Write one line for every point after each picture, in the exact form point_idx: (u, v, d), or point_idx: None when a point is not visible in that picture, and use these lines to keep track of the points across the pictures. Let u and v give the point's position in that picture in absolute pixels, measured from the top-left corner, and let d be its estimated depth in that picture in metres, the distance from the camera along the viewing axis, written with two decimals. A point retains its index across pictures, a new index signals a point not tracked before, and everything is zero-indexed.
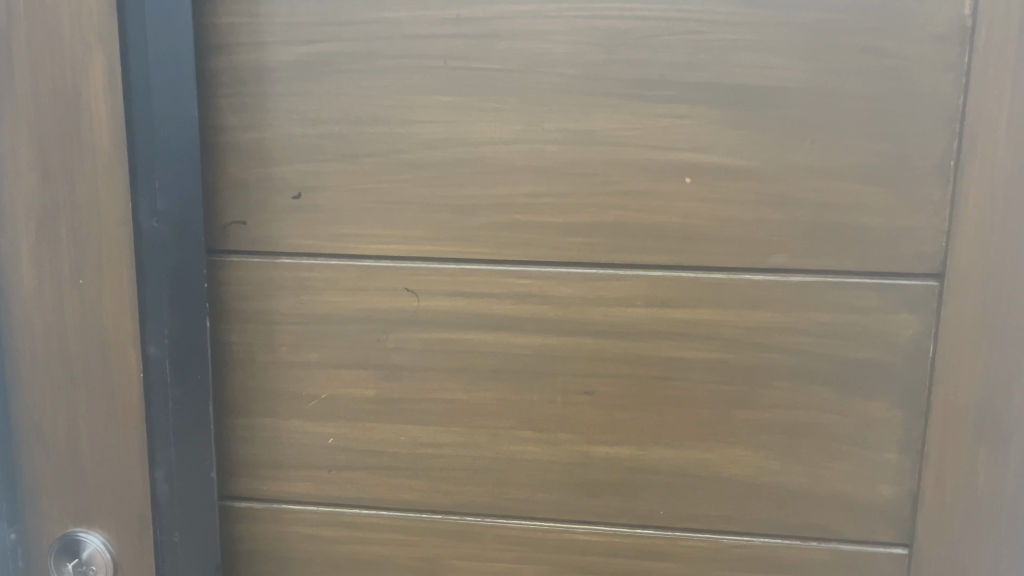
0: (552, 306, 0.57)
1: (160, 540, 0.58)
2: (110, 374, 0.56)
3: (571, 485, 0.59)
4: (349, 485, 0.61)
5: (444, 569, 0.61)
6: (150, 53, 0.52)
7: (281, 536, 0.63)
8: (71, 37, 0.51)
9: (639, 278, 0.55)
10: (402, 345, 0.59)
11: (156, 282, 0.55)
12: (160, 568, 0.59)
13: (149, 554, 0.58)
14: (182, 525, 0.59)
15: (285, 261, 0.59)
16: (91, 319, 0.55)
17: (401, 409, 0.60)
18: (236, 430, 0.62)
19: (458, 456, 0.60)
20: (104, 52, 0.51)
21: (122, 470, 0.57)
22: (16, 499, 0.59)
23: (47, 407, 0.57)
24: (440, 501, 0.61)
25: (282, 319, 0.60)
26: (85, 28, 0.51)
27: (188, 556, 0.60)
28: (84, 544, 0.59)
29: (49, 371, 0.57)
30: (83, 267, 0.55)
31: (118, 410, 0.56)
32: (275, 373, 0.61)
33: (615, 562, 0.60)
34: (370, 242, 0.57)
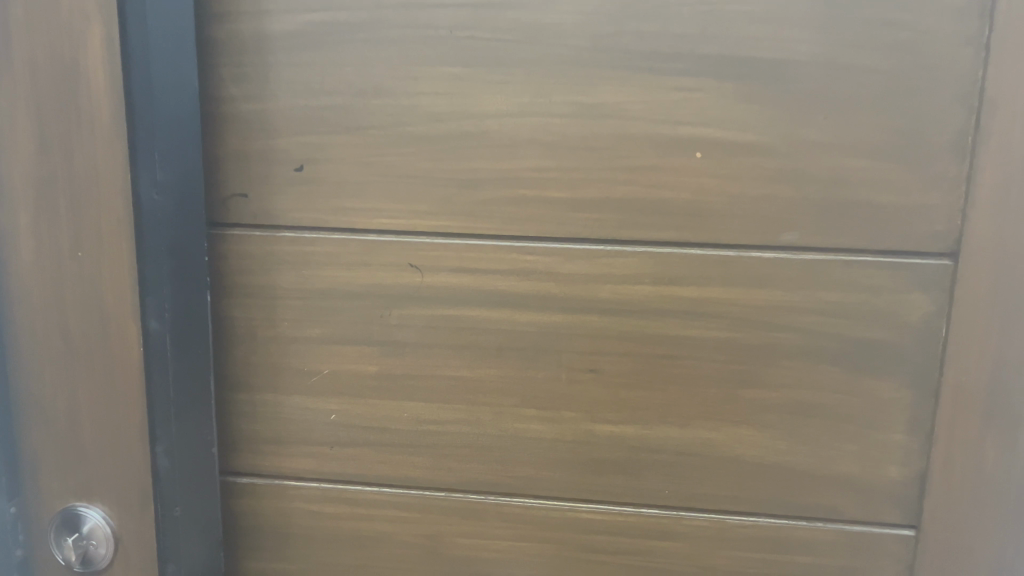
0: (558, 283, 0.56)
1: (163, 517, 0.58)
2: (111, 350, 0.55)
3: (574, 463, 0.59)
4: (351, 462, 0.61)
5: (447, 547, 0.61)
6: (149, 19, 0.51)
7: (283, 512, 0.63)
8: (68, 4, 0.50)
9: (647, 255, 0.55)
10: (406, 321, 0.58)
11: (157, 255, 0.54)
12: (163, 545, 0.58)
13: (152, 530, 0.57)
14: (185, 500, 0.59)
15: (287, 235, 0.58)
16: (91, 293, 0.55)
17: (403, 385, 0.59)
18: (237, 405, 0.61)
19: (461, 433, 0.59)
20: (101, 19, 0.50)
21: (123, 445, 0.57)
22: (17, 472, 0.59)
23: (46, 381, 0.57)
24: (443, 478, 0.60)
25: (283, 294, 0.59)
26: None
27: (191, 530, 0.60)
28: (84, 518, 0.59)
29: (49, 345, 0.56)
30: (83, 239, 0.54)
31: (117, 385, 0.56)
32: (277, 348, 0.60)
33: (619, 541, 0.59)
34: (374, 216, 0.57)
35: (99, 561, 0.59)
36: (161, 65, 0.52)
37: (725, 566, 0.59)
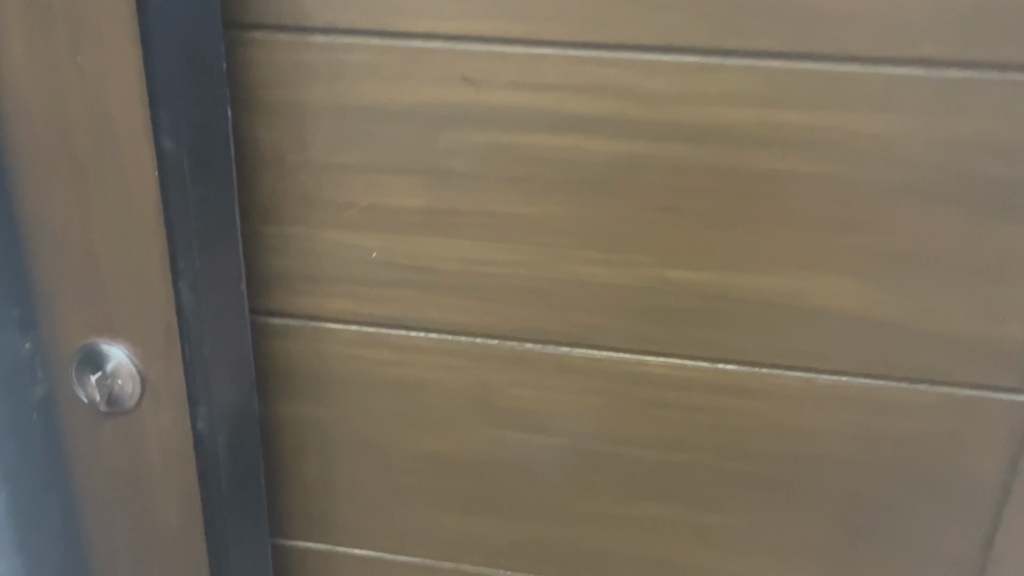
0: (638, 106, 0.48)
1: (191, 356, 0.53)
2: (121, 172, 0.48)
3: (644, 312, 0.53)
4: (393, 305, 0.55)
5: (500, 398, 0.57)
6: None
7: (320, 357, 0.58)
8: None
9: (746, 72, 0.46)
10: (454, 147, 0.50)
11: (168, 60, 0.46)
12: (192, 384, 0.54)
13: (180, 370, 0.53)
14: (214, 340, 0.54)
15: (317, 40, 0.49)
16: (98, 106, 0.47)
17: (451, 221, 0.52)
18: (265, 238, 0.55)
19: (517, 277, 0.53)
20: None
21: (144, 278, 0.50)
22: (30, 304, 0.52)
23: (52, 203, 0.49)
24: (497, 326, 0.54)
25: (314, 112, 0.51)
26: None
27: (223, 370, 0.56)
28: (106, 356, 0.52)
29: (53, 161, 0.48)
30: (80, 34, 0.45)
31: (134, 210, 0.49)
32: (308, 176, 0.53)
33: (690, 396, 0.55)
34: (421, 18, 0.48)
35: (128, 402, 0.53)
36: None
37: (805, 424, 0.55)
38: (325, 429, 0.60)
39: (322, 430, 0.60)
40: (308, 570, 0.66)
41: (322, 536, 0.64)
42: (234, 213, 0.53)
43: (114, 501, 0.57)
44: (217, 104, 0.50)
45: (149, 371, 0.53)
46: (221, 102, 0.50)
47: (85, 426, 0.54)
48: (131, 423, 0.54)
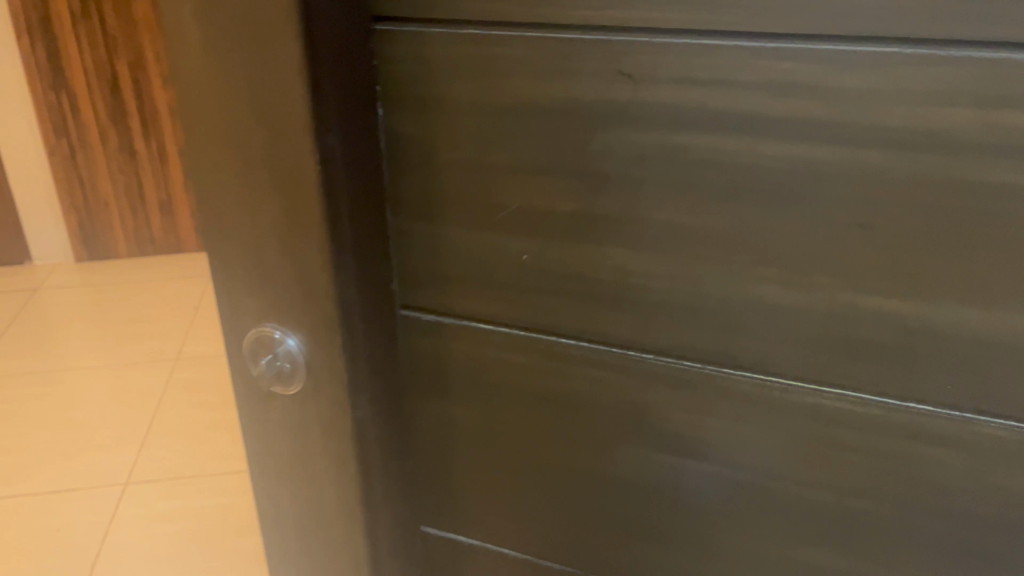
0: (827, 107, 0.40)
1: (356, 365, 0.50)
2: (292, 168, 0.43)
3: (820, 339, 0.47)
4: (543, 313, 0.51)
5: (657, 418, 0.52)
6: None
7: (473, 360, 0.54)
8: None
9: (970, 69, 0.37)
10: (610, 148, 0.45)
11: (325, 87, 0.43)
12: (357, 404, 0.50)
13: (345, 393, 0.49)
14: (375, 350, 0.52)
15: (468, 33, 0.45)
16: (286, 112, 0.42)
17: (609, 229, 0.47)
18: (413, 235, 0.52)
19: (678, 293, 0.48)
20: None
21: (316, 304, 0.47)
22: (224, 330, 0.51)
23: (229, 223, 0.46)
24: (653, 341, 0.50)
25: (464, 108, 0.47)
26: None
27: (380, 371, 0.54)
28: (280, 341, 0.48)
29: (230, 177, 0.45)
30: (250, 28, 0.41)
31: (302, 236, 0.45)
32: (459, 174, 0.49)
33: (868, 438, 0.48)
34: (578, 5, 0.42)
35: (297, 378, 0.49)
36: None
37: (1016, 487, 0.47)
38: (476, 434, 0.57)
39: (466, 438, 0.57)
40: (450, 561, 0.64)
41: (470, 532, 0.62)
42: (388, 224, 0.52)
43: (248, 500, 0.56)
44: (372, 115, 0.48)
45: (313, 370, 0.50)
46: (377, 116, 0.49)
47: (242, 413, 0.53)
48: (307, 430, 0.51)
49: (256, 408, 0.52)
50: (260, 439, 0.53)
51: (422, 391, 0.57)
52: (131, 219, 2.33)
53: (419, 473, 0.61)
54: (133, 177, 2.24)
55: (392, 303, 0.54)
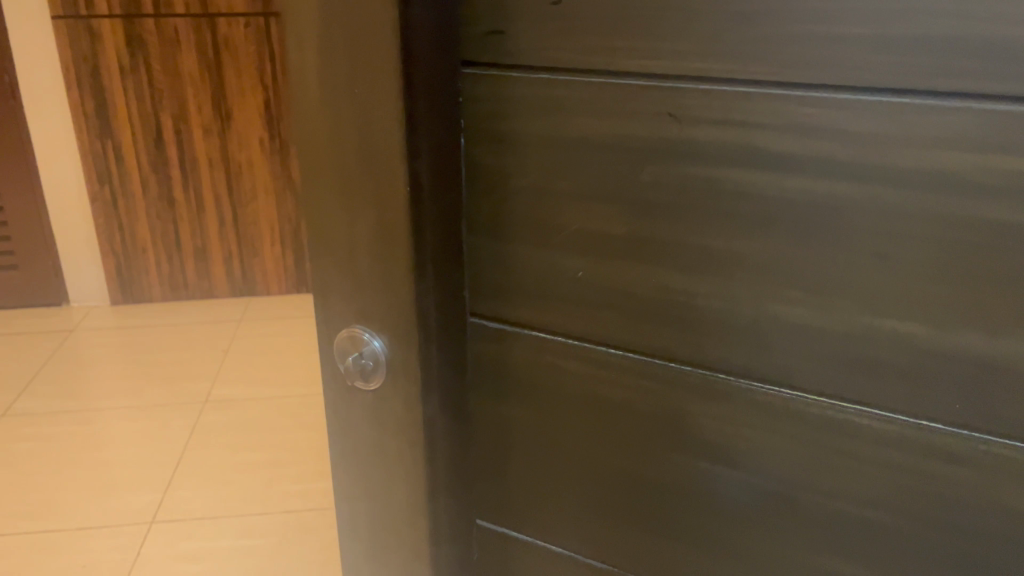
0: (846, 148, 0.47)
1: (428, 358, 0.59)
2: (390, 195, 0.53)
3: (839, 358, 0.52)
4: (594, 324, 0.58)
5: (690, 424, 0.58)
6: None
7: (532, 364, 0.62)
8: None
9: (966, 115, 0.43)
10: (659, 178, 0.52)
11: (419, 126, 0.53)
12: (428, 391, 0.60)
13: (416, 382, 0.58)
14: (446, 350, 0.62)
15: (541, 77, 0.54)
16: (385, 145, 0.52)
17: (653, 250, 0.54)
18: (487, 251, 0.61)
19: (713, 309, 0.54)
20: None
21: (397, 303, 0.56)
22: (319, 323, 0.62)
23: (334, 230, 0.57)
24: (687, 352, 0.56)
25: (535, 141, 0.55)
26: None
27: (450, 367, 0.63)
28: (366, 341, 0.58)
29: (338, 194, 0.56)
30: (360, 75, 0.51)
31: (392, 246, 0.55)
32: (527, 199, 0.57)
33: (885, 453, 0.53)
34: (633, 56, 0.50)
35: (378, 373, 0.59)
36: None
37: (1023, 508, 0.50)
38: (530, 432, 0.65)
39: (519, 435, 0.65)
40: (507, 552, 0.71)
41: (523, 526, 0.69)
42: (464, 242, 0.61)
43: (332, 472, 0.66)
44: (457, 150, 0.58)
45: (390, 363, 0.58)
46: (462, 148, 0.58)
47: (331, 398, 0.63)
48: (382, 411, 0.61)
49: (345, 394, 0.62)
50: (343, 420, 0.63)
51: (487, 389, 0.65)
52: (165, 264, 2.41)
53: (483, 466, 0.69)
54: (186, 225, 2.35)
55: (463, 311, 0.63)
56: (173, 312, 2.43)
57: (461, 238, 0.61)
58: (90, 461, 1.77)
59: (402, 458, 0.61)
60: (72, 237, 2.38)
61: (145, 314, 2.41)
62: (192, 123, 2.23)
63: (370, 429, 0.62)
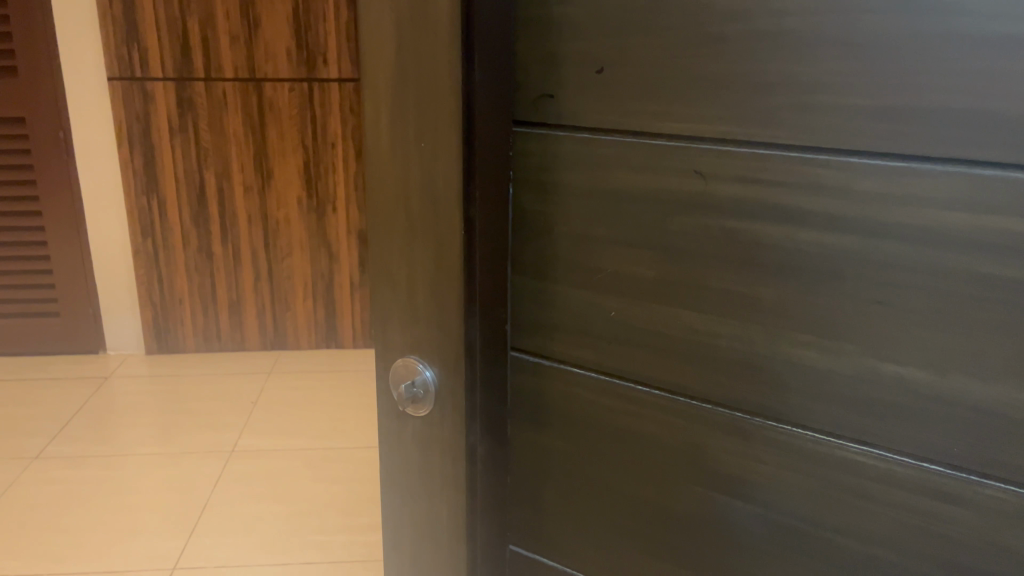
0: (853, 206, 0.52)
1: (473, 388, 0.65)
2: (448, 239, 0.60)
3: (847, 399, 0.56)
4: (625, 360, 0.64)
5: (710, 459, 0.63)
6: None
7: (569, 395, 0.68)
8: None
9: (959, 179, 0.49)
10: (686, 229, 0.59)
11: (475, 179, 0.60)
12: (471, 420, 0.65)
13: (459, 410, 0.64)
14: (489, 381, 0.68)
15: (584, 137, 0.61)
16: (444, 195, 0.59)
17: (680, 294, 0.60)
18: (531, 291, 0.67)
19: (733, 349, 0.59)
20: None
21: (447, 336, 0.63)
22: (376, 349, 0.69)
23: (394, 266, 0.64)
24: (708, 389, 0.61)
25: (578, 193, 0.62)
26: None
27: (492, 396, 0.68)
28: (418, 370, 0.65)
29: (399, 236, 0.63)
30: (425, 132, 0.59)
31: (444, 284, 0.61)
32: (569, 244, 0.64)
33: (891, 492, 0.56)
34: (665, 119, 0.57)
35: (429, 400, 0.65)
36: None
37: (1020, 548, 0.53)
38: (564, 460, 0.70)
39: (552, 463, 0.71)
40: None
41: (554, 552, 0.74)
42: (509, 280, 0.68)
43: (384, 490, 0.72)
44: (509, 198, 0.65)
45: (437, 388, 0.65)
46: (510, 196, 0.65)
47: (385, 418, 0.70)
48: (427, 432, 0.67)
49: (398, 414, 0.69)
50: (394, 438, 0.70)
51: (527, 418, 0.71)
52: (203, 315, 2.49)
53: (519, 493, 0.74)
54: (229, 277, 2.44)
55: (504, 343, 0.69)
56: (206, 363, 2.49)
57: (507, 277, 0.68)
58: (120, 503, 1.82)
59: (446, 479, 0.67)
60: (117, 286, 2.48)
61: (181, 363, 2.49)
62: (234, 180, 2.33)
63: (419, 450, 0.68)
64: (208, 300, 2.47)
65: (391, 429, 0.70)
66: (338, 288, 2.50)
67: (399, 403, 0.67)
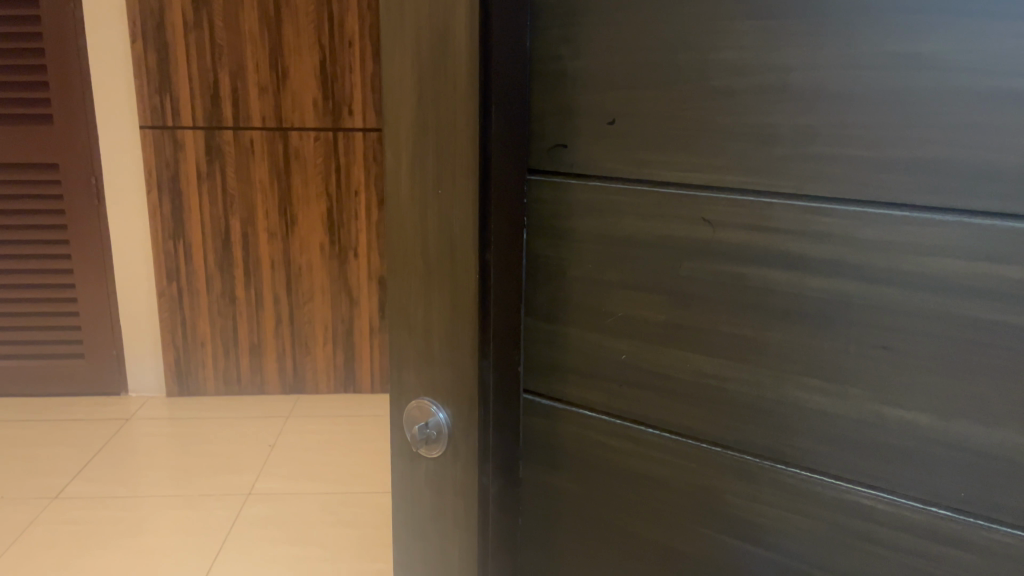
0: (856, 253, 0.54)
1: (485, 428, 0.66)
2: (463, 283, 0.62)
3: (854, 443, 0.57)
4: (636, 402, 0.66)
5: (720, 501, 0.64)
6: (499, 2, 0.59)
7: (580, 437, 0.69)
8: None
9: (959, 228, 0.51)
10: (695, 274, 0.60)
11: (491, 224, 0.62)
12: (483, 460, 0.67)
13: (472, 450, 0.66)
14: (502, 422, 0.69)
15: (597, 185, 0.63)
16: (461, 240, 0.62)
17: (690, 338, 0.62)
18: (544, 333, 0.69)
19: (741, 392, 0.61)
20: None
21: (461, 376, 0.64)
22: (393, 389, 0.70)
23: (411, 308, 0.66)
24: (717, 432, 0.62)
25: (590, 238, 0.65)
26: None
27: (505, 437, 0.70)
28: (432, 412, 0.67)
29: (416, 278, 0.65)
30: (443, 179, 0.61)
31: (459, 325, 0.63)
32: (581, 288, 0.66)
33: (899, 537, 0.57)
34: (674, 168, 0.59)
35: (442, 442, 0.66)
36: (501, 41, 0.60)
37: None
38: (575, 502, 0.71)
39: (564, 505, 0.72)
40: None
41: None
42: (523, 323, 0.70)
43: (398, 530, 0.73)
44: (524, 244, 0.67)
45: (451, 429, 0.66)
46: (525, 241, 0.68)
47: (401, 457, 0.72)
48: (441, 472, 0.68)
49: (412, 454, 0.70)
50: (408, 478, 0.71)
51: (539, 460, 0.72)
52: (224, 358, 2.52)
53: (531, 534, 0.75)
54: (251, 321, 2.48)
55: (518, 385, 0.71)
56: (224, 405, 2.51)
57: (521, 320, 0.69)
58: (137, 543, 1.83)
59: (458, 518, 0.68)
60: (140, 328, 2.52)
61: (200, 405, 2.51)
62: (259, 225, 2.39)
63: (433, 489, 0.69)
64: (229, 343, 2.50)
65: (406, 469, 0.71)
66: (356, 333, 2.52)
67: (413, 445, 0.68)
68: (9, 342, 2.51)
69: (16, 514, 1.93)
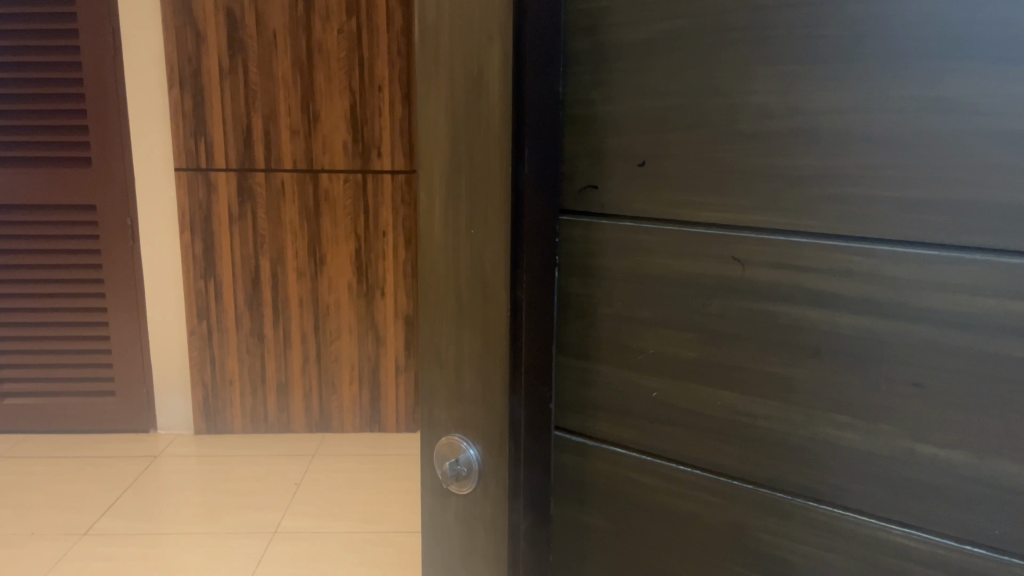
0: (885, 291, 0.55)
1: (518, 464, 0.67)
2: (496, 321, 0.64)
3: (886, 482, 0.57)
4: (667, 438, 0.66)
5: (751, 539, 0.64)
6: (534, 49, 0.61)
7: (611, 473, 0.70)
8: (460, 32, 0.62)
9: (988, 265, 0.51)
10: (725, 312, 0.61)
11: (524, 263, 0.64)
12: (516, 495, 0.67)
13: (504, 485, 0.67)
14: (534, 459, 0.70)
15: (627, 224, 0.65)
16: (494, 279, 0.63)
17: (720, 375, 0.62)
18: (575, 371, 0.70)
19: (771, 429, 0.61)
20: (484, 42, 0.60)
21: (493, 412, 0.66)
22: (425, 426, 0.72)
23: (443, 345, 0.68)
24: (749, 469, 0.63)
25: (621, 277, 0.66)
26: (471, 23, 0.61)
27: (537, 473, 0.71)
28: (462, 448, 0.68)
29: (449, 316, 0.67)
30: (477, 219, 0.63)
31: (492, 362, 0.65)
32: (612, 325, 0.67)
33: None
34: (704, 208, 0.61)
35: (471, 479, 0.67)
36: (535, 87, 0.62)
37: None
38: (605, 539, 0.71)
39: (594, 543, 0.72)
40: None
41: None
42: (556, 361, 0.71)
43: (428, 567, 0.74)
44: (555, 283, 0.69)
45: (482, 465, 0.67)
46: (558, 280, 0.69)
47: (431, 494, 0.72)
48: (472, 508, 0.69)
49: (443, 489, 0.71)
50: (439, 515, 0.72)
51: (570, 497, 0.73)
52: (251, 396, 2.54)
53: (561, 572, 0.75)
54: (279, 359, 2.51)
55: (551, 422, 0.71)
56: (251, 444, 2.53)
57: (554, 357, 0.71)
58: None
59: (489, 553, 0.68)
60: (171, 366, 2.56)
61: (227, 443, 2.53)
62: (289, 265, 2.43)
63: (464, 524, 0.70)
64: (257, 381, 2.53)
65: (437, 505, 0.72)
66: (382, 372, 2.54)
67: (444, 482, 0.69)
68: (42, 379, 2.56)
69: (45, 551, 1.95)
